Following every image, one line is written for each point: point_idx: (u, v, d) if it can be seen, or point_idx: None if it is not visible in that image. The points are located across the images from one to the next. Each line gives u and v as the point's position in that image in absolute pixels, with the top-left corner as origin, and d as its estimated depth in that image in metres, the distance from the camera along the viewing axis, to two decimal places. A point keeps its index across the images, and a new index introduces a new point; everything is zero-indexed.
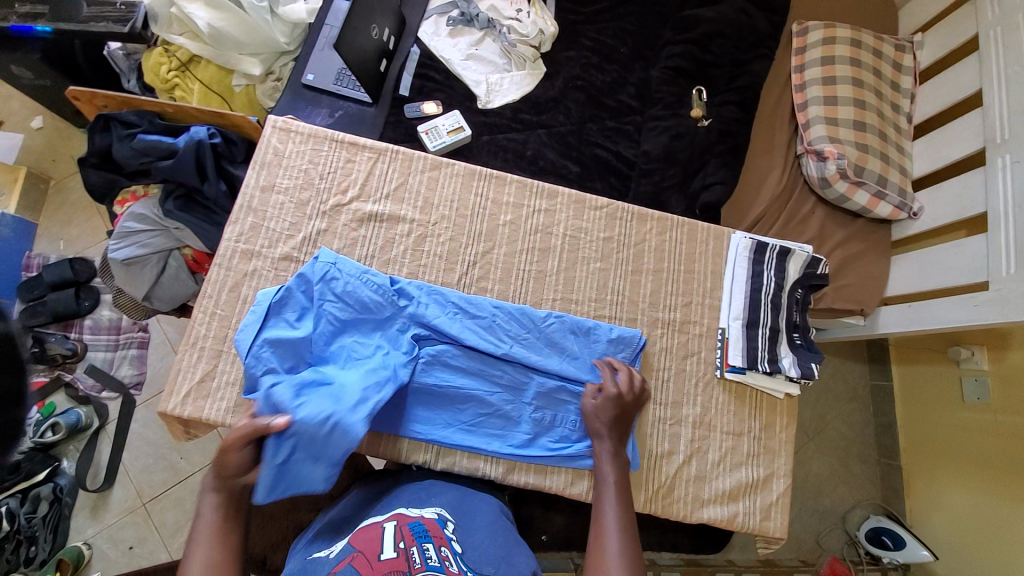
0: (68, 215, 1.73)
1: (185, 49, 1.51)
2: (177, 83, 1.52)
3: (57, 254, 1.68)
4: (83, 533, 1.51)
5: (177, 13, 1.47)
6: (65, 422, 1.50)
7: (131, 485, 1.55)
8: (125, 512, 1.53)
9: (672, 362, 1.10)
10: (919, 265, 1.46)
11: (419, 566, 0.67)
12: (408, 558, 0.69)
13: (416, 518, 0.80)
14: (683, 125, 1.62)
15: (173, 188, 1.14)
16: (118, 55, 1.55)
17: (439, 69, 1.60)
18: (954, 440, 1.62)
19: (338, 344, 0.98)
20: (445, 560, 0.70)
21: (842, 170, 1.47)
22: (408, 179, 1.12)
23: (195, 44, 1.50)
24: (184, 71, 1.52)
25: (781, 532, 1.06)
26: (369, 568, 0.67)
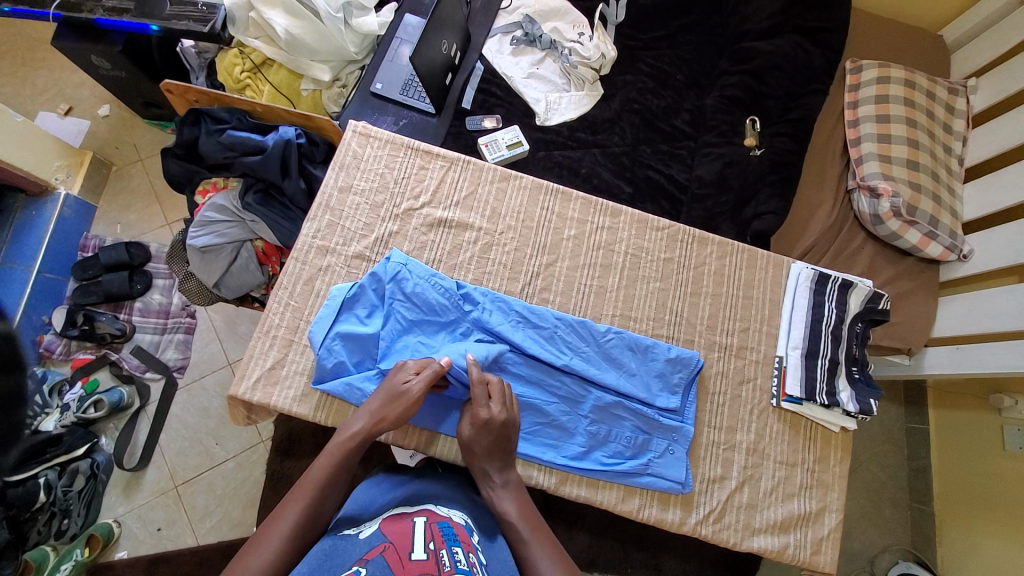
0: (126, 201, 1.79)
1: (258, 53, 1.55)
2: (248, 83, 1.57)
3: (112, 237, 1.74)
4: (114, 510, 1.53)
5: (256, 18, 1.51)
6: (109, 401, 1.53)
7: (165, 466, 1.57)
8: (157, 493, 1.55)
9: (728, 387, 1.11)
10: (967, 308, 1.43)
11: (450, 569, 0.65)
12: (437, 562, 0.66)
13: (445, 519, 0.79)
14: (736, 153, 1.64)
15: (253, 184, 1.20)
16: (189, 52, 1.58)
17: (500, 85, 1.66)
18: (992, 489, 1.58)
19: (403, 342, 1.01)
20: (472, 566, 0.69)
21: (895, 208, 1.47)
22: (478, 189, 1.16)
23: (270, 48, 1.54)
24: (256, 72, 1.57)
25: (831, 568, 1.04)
26: (400, 567, 0.64)
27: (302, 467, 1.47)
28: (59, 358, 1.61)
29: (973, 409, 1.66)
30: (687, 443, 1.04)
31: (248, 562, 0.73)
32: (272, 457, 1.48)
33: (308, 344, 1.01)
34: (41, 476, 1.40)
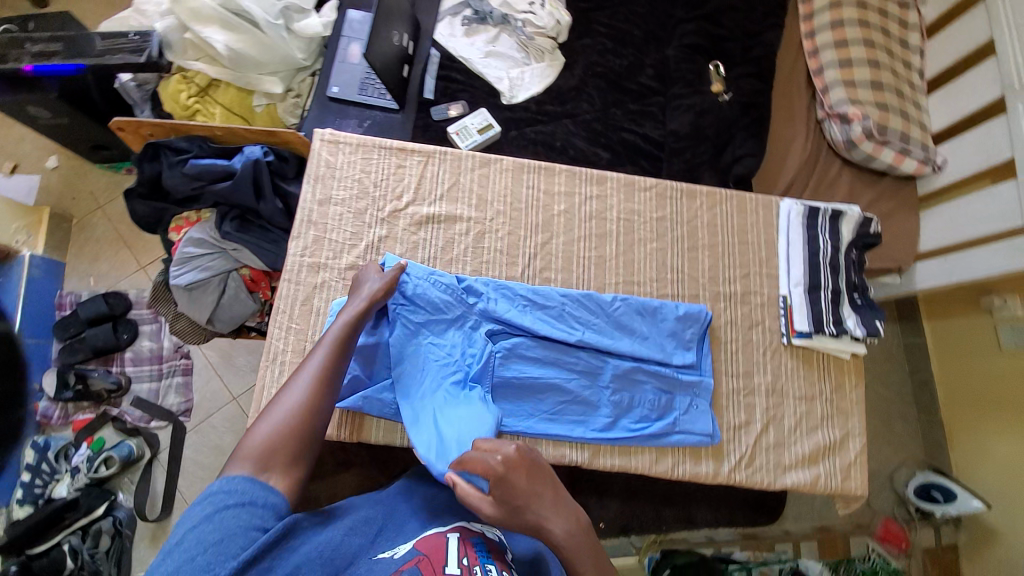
0: (95, 252, 1.70)
1: (203, 75, 1.47)
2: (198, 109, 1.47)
3: (89, 291, 1.66)
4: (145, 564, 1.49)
5: (192, 38, 1.45)
6: (119, 456, 1.48)
7: None
8: None
9: (739, 334, 1.12)
10: (950, 217, 1.46)
11: None
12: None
13: (478, 533, 0.77)
14: (706, 101, 1.64)
15: (226, 211, 1.15)
16: (130, 86, 1.47)
17: (459, 69, 1.61)
18: (991, 386, 1.66)
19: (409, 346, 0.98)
20: None
21: (867, 130, 1.48)
22: (460, 179, 1.13)
23: (215, 68, 1.46)
24: (203, 96, 1.48)
25: (862, 490, 1.08)
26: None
27: None
28: (58, 423, 1.56)
29: (965, 313, 1.73)
30: (708, 395, 1.06)
31: (276, 406, 0.77)
32: None
33: None
34: (65, 543, 1.38)
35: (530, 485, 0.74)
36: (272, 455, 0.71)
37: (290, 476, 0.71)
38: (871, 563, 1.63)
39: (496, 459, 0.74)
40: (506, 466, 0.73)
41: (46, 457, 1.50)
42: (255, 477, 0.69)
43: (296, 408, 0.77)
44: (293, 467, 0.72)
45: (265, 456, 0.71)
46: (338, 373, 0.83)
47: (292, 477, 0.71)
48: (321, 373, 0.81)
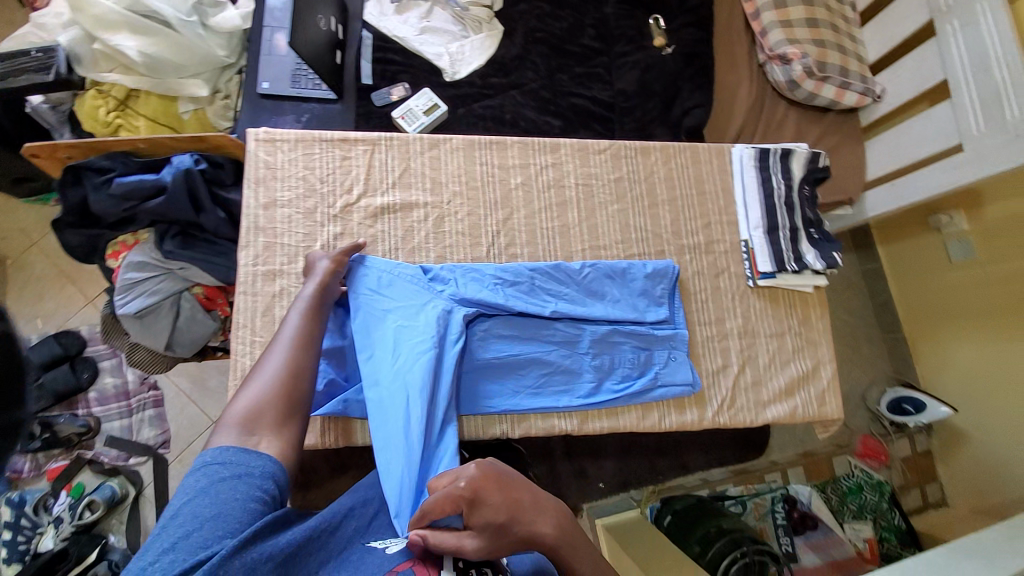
0: (38, 291, 1.59)
1: (119, 86, 1.36)
2: (121, 124, 1.37)
3: (37, 333, 1.56)
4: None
5: (102, 48, 1.32)
6: (102, 498, 1.42)
7: None
8: None
9: (707, 283, 1.14)
10: (894, 144, 1.51)
11: None
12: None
13: None
14: (651, 56, 1.63)
15: (164, 229, 1.08)
16: (42, 109, 1.36)
17: (395, 49, 1.54)
18: (945, 298, 1.77)
19: (378, 348, 0.94)
20: None
21: (807, 68, 1.50)
22: (411, 163, 1.09)
23: (130, 77, 1.35)
24: (124, 109, 1.38)
25: (838, 413, 1.13)
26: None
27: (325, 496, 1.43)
28: (30, 475, 1.46)
29: (916, 234, 1.84)
30: (685, 345, 1.08)
31: (258, 376, 0.76)
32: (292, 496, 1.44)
33: None
34: None
35: (506, 493, 0.71)
36: (260, 421, 0.71)
37: (281, 439, 0.71)
38: (856, 479, 1.80)
39: (462, 484, 0.70)
40: (472, 486, 0.70)
41: (24, 512, 1.39)
42: (246, 444, 0.68)
43: (277, 377, 0.76)
44: (283, 430, 0.72)
45: (252, 423, 0.70)
46: (315, 339, 0.83)
47: (284, 439, 0.71)
48: (297, 340, 0.81)
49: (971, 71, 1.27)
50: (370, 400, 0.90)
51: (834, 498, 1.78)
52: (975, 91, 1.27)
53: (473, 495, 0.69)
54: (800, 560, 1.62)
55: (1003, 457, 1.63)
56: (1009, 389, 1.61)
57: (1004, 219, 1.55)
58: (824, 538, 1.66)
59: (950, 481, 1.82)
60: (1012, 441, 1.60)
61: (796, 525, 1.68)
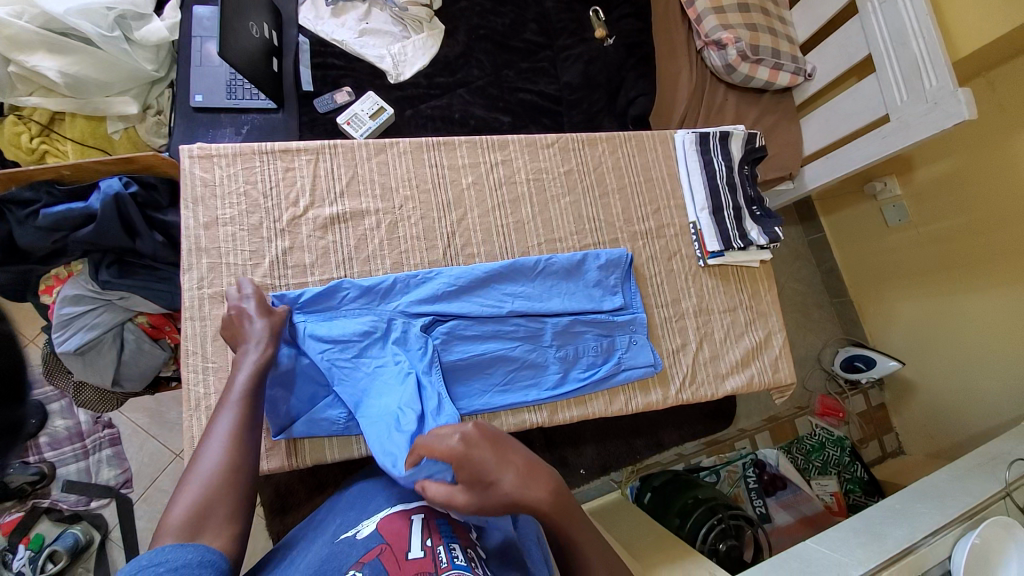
0: None
1: (40, 110, 1.30)
2: (47, 151, 1.33)
3: None
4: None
5: (18, 71, 1.24)
6: (64, 547, 1.36)
7: None
8: None
9: (661, 266, 1.18)
10: (826, 119, 1.60)
11: (446, 565, 0.67)
12: (434, 558, 0.68)
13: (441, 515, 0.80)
14: (593, 48, 1.66)
15: (99, 259, 1.01)
16: None
17: (335, 54, 1.50)
18: (885, 260, 1.91)
19: (359, 363, 0.95)
20: (471, 560, 0.71)
21: (742, 52, 1.56)
22: (358, 170, 1.07)
23: (52, 99, 1.29)
24: (48, 134, 1.33)
25: (791, 378, 1.20)
26: (396, 567, 0.67)
27: (304, 515, 1.41)
28: None
29: (855, 203, 1.97)
30: (644, 328, 1.11)
31: (196, 470, 0.69)
32: (269, 520, 1.41)
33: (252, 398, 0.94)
34: None
35: (499, 456, 0.69)
36: (203, 520, 0.64)
37: (224, 535, 0.64)
38: (818, 437, 1.91)
39: (456, 440, 0.70)
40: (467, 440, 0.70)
41: None
42: (186, 544, 0.60)
43: (220, 467, 0.70)
44: (229, 523, 0.65)
45: (194, 523, 0.63)
46: (257, 419, 0.77)
47: (230, 533, 0.64)
48: (237, 422, 0.75)
49: (893, 45, 1.36)
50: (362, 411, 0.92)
51: (800, 457, 1.89)
52: (897, 62, 1.35)
53: (466, 459, 0.69)
54: (774, 520, 1.69)
55: (947, 402, 1.79)
56: (950, 339, 1.74)
57: (933, 182, 1.68)
58: (794, 495, 1.74)
59: (905, 429, 1.98)
60: (953, 387, 1.76)
61: (767, 486, 1.76)
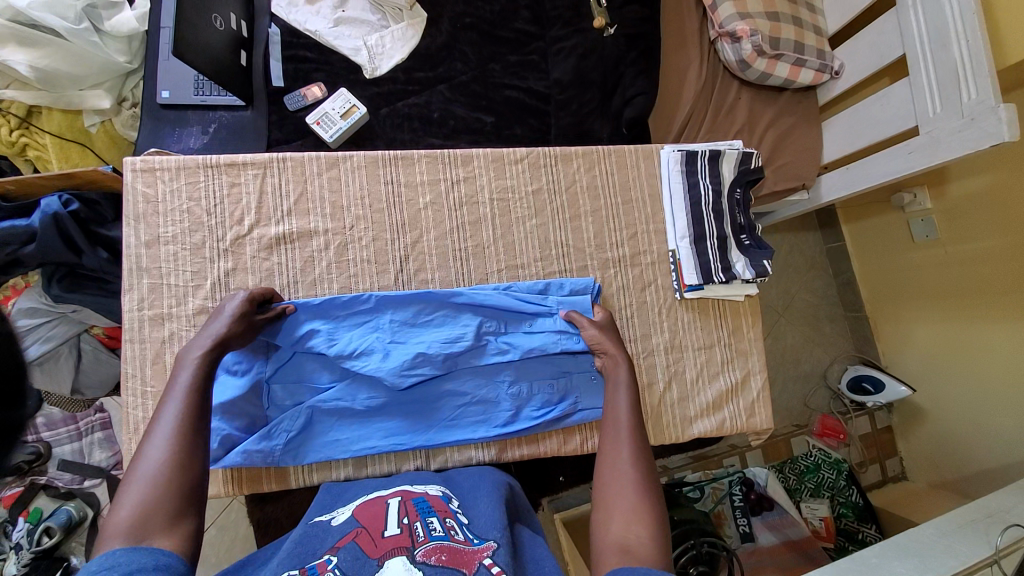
0: None
1: (18, 103, 1.25)
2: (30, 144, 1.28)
3: None
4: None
5: None
6: (57, 523, 1.33)
7: None
8: None
9: (632, 298, 1.10)
10: (847, 126, 1.40)
11: (423, 538, 0.69)
12: (411, 533, 0.70)
13: (420, 495, 0.83)
14: (589, 40, 1.51)
15: (51, 271, 1.01)
16: None
17: (308, 45, 1.42)
18: (907, 277, 1.74)
19: (298, 410, 0.93)
20: (449, 529, 0.72)
21: (758, 47, 1.35)
22: (308, 186, 1.01)
23: (27, 92, 1.23)
24: (28, 127, 1.27)
25: (768, 424, 1.11)
26: (374, 547, 0.68)
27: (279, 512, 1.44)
28: None
29: (881, 214, 1.79)
30: None
31: (136, 472, 0.66)
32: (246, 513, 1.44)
33: (249, 417, 0.92)
34: None
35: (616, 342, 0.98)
36: (149, 520, 0.61)
37: (176, 534, 0.62)
38: (813, 458, 1.80)
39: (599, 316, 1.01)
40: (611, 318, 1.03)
41: None
42: (137, 547, 0.58)
43: (163, 467, 0.66)
44: (179, 522, 0.63)
45: (141, 520, 0.61)
46: (205, 414, 0.74)
47: (182, 532, 0.62)
48: (186, 412, 0.72)
49: (930, 46, 1.13)
50: (388, 420, 0.97)
51: (792, 477, 1.80)
52: (933, 67, 1.13)
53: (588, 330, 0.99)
54: (758, 540, 1.61)
55: (955, 432, 1.66)
56: (966, 368, 1.59)
57: (967, 198, 1.49)
58: (780, 518, 1.64)
59: (909, 455, 1.86)
60: (963, 417, 1.62)
61: (752, 506, 1.66)
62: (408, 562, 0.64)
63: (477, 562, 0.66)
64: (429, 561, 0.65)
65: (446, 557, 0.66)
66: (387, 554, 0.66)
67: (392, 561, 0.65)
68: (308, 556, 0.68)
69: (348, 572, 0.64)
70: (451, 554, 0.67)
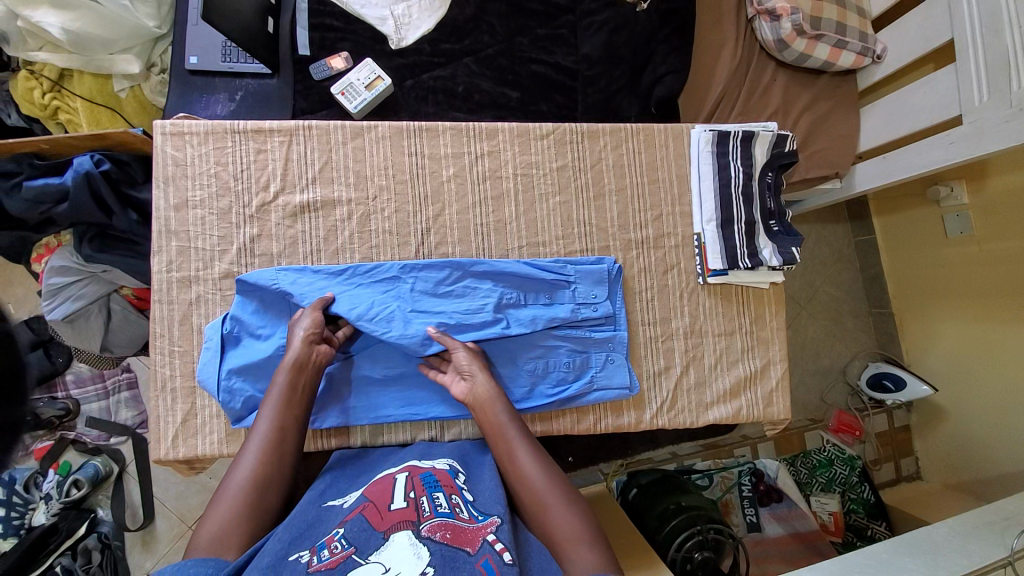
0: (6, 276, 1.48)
1: (51, 65, 1.25)
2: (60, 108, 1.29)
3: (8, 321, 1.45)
4: (144, 569, 1.44)
5: (26, 25, 1.19)
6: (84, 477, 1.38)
7: (172, 513, 1.47)
8: (176, 538, 1.47)
9: (654, 280, 1.08)
10: (886, 112, 1.33)
11: (429, 514, 0.70)
12: (417, 508, 0.72)
13: (428, 469, 0.84)
14: (621, 14, 1.46)
15: (83, 231, 1.04)
16: None
17: (335, 13, 1.40)
18: (939, 274, 1.67)
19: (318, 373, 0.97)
20: (454, 507, 0.74)
21: (798, 26, 1.29)
22: (332, 156, 1.01)
23: (59, 56, 1.23)
24: (60, 90, 1.28)
25: (785, 414, 1.09)
26: (380, 520, 0.69)
27: None
28: None
29: (915, 206, 1.71)
30: (624, 348, 1.03)
31: (224, 487, 0.77)
32: None
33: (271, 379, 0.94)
34: (57, 566, 1.31)
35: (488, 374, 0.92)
36: (225, 541, 0.71)
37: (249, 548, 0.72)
38: (827, 453, 1.77)
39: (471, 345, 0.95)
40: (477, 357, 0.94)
41: (15, 490, 1.38)
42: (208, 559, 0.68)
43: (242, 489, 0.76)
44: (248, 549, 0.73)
45: (223, 533, 0.72)
46: (287, 449, 0.82)
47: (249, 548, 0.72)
48: (268, 445, 0.81)
49: (982, 30, 1.06)
50: (405, 388, 0.99)
51: (803, 471, 1.76)
52: (983, 54, 1.07)
53: (457, 366, 0.92)
54: (764, 531, 1.59)
55: (976, 436, 1.61)
56: (989, 370, 1.55)
57: (1007, 193, 1.42)
58: (789, 510, 1.63)
59: (924, 454, 1.82)
60: (984, 421, 1.58)
61: (761, 497, 1.64)
62: (413, 536, 0.66)
63: (480, 539, 0.68)
64: (433, 536, 0.67)
65: (450, 535, 0.68)
66: (392, 527, 0.68)
67: (397, 535, 0.66)
68: (316, 537, 0.70)
69: (355, 543, 0.66)
70: (455, 533, 0.68)
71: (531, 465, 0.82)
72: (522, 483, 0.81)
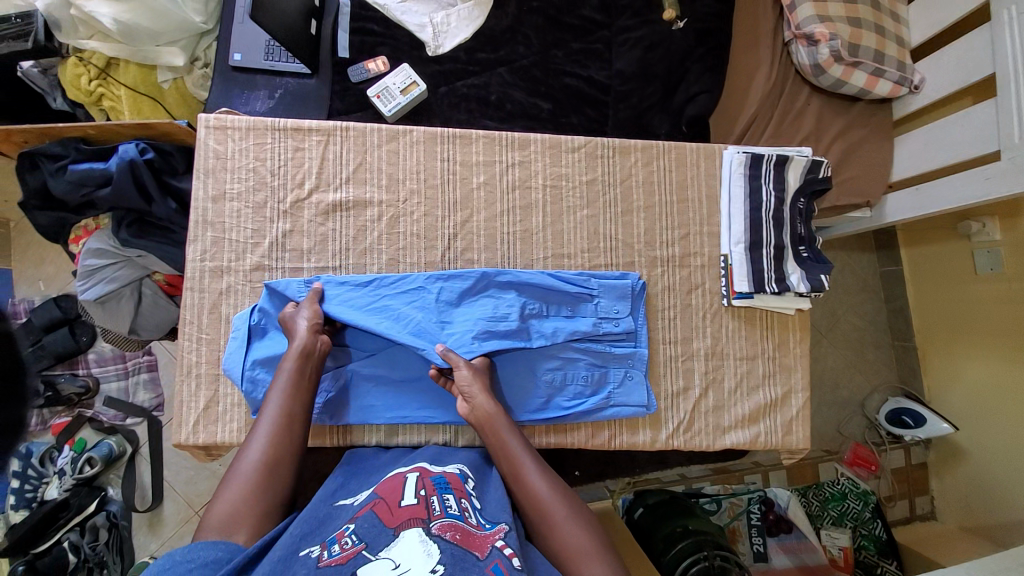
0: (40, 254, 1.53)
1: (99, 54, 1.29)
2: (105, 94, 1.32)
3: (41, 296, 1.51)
4: (147, 550, 1.46)
5: (79, 14, 1.22)
6: (99, 455, 1.41)
7: (180, 497, 1.50)
8: (182, 523, 1.48)
9: (678, 299, 1.07)
10: (920, 143, 1.31)
11: (439, 513, 0.71)
12: (427, 507, 0.72)
13: (438, 473, 0.84)
14: (657, 32, 1.47)
15: (122, 216, 1.07)
16: (33, 73, 1.31)
17: (376, 18, 1.43)
18: (965, 311, 1.63)
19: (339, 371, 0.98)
20: (464, 510, 0.74)
21: (836, 53, 1.28)
22: (367, 157, 1.03)
23: (108, 45, 1.26)
24: (106, 78, 1.32)
25: (804, 443, 1.07)
26: (391, 517, 0.69)
27: None
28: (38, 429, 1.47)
29: (944, 239, 1.67)
30: (643, 365, 1.03)
31: (235, 470, 0.78)
32: None
33: None
34: (64, 541, 1.35)
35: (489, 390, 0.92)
36: (235, 524, 0.72)
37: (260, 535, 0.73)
38: (840, 486, 1.71)
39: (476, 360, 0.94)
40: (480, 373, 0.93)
41: (31, 463, 1.42)
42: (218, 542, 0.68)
43: (253, 473, 0.77)
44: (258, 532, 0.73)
45: (234, 514, 0.73)
46: (296, 435, 0.83)
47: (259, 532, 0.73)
48: (277, 430, 0.81)
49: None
50: (423, 391, 0.99)
51: (814, 503, 1.71)
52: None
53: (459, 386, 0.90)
54: (771, 561, 1.56)
55: (996, 480, 1.56)
56: (1012, 414, 1.50)
57: None
58: (798, 542, 1.59)
59: (941, 494, 1.76)
60: (1005, 466, 1.52)
61: (770, 526, 1.61)
62: (423, 533, 0.66)
63: (490, 544, 0.68)
64: (443, 535, 0.67)
65: (460, 536, 0.68)
66: (403, 523, 0.68)
67: (407, 532, 0.66)
68: (326, 534, 0.70)
69: (365, 539, 0.66)
70: (465, 535, 0.68)
71: (537, 481, 0.83)
72: (530, 500, 0.81)
